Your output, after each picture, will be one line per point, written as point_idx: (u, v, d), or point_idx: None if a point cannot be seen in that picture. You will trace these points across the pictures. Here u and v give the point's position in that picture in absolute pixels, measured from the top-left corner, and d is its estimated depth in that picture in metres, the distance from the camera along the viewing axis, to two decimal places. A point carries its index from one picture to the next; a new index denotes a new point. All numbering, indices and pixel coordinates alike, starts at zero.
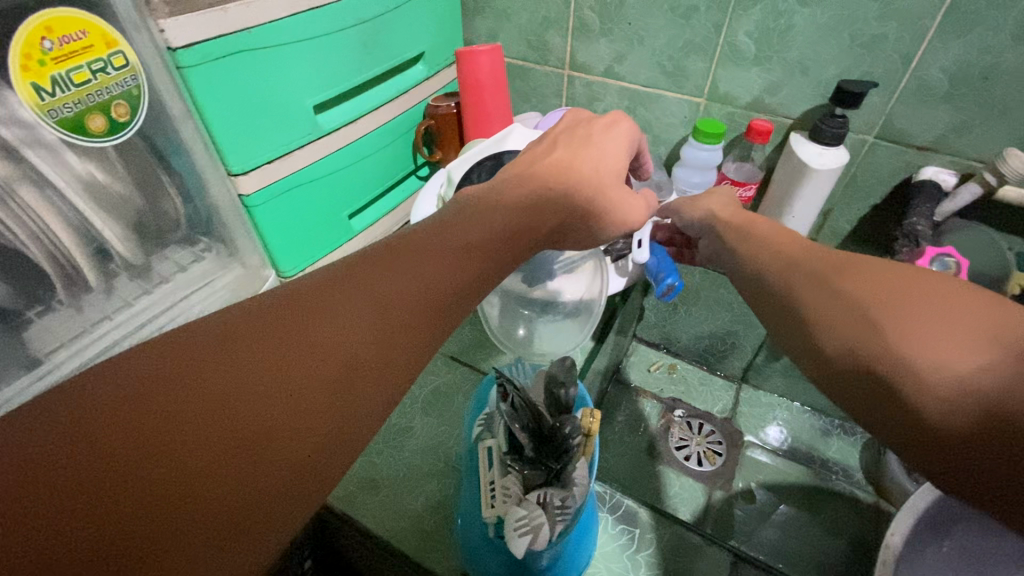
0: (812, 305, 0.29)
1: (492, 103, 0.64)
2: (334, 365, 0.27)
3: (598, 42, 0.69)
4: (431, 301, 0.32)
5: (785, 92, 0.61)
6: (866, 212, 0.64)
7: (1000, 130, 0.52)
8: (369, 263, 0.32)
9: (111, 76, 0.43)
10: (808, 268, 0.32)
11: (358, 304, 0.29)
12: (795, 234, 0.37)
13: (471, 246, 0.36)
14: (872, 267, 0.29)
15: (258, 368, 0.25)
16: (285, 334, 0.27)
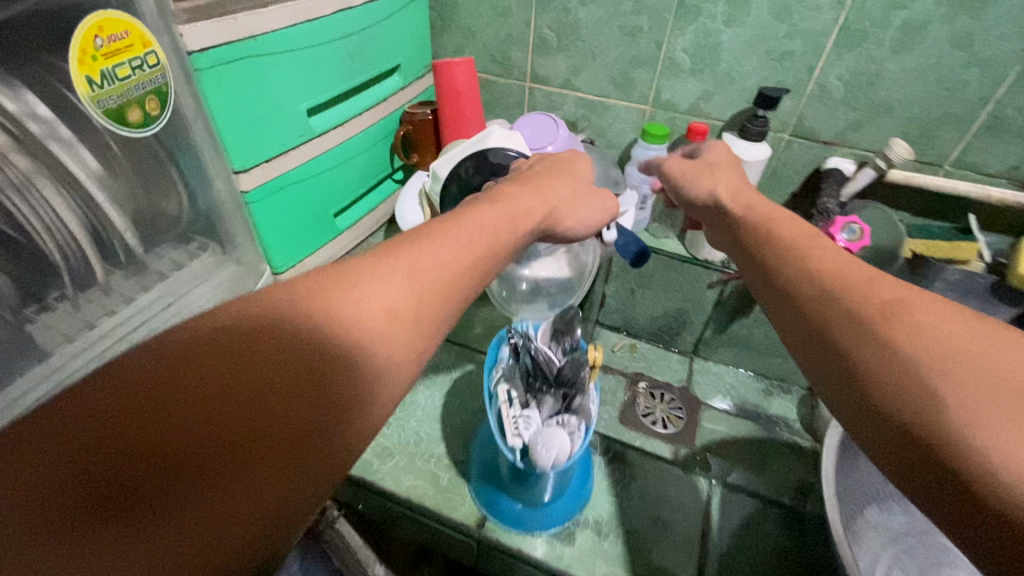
0: (874, 371, 0.29)
1: (468, 110, 0.71)
2: (369, 324, 0.29)
3: (556, 57, 0.77)
4: (451, 276, 0.35)
5: (717, 99, 0.72)
6: (787, 199, 0.76)
7: (885, 126, 0.66)
8: (394, 242, 0.35)
9: (146, 73, 0.45)
10: (858, 291, 0.33)
11: (384, 274, 0.32)
12: (830, 260, 0.37)
13: (478, 233, 0.38)
14: (941, 332, 0.29)
15: (302, 328, 0.28)
16: (325, 297, 0.29)
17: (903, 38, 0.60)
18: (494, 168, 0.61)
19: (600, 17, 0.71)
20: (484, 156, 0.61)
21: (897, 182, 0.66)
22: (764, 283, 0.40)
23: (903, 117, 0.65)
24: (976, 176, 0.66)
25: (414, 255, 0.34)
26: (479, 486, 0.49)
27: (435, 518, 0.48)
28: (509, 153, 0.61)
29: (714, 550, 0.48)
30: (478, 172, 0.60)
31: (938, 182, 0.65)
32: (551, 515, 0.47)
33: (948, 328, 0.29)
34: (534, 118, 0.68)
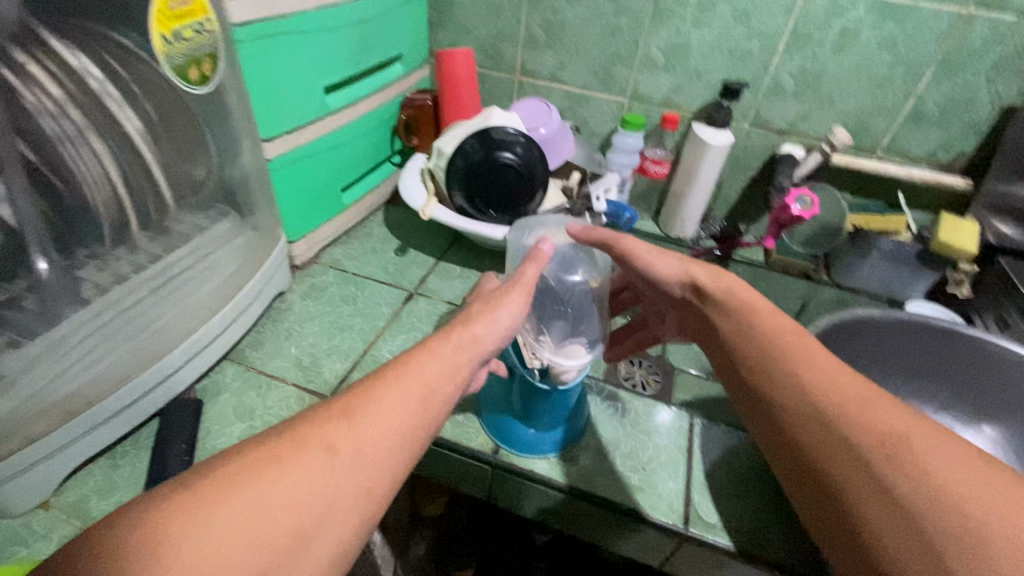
0: (898, 550, 0.30)
1: (467, 96, 0.78)
2: (298, 521, 0.30)
3: (543, 53, 0.85)
4: (394, 434, 0.35)
5: (687, 92, 0.81)
6: (747, 183, 0.86)
7: (828, 116, 0.77)
8: (339, 403, 0.35)
9: (204, 37, 0.49)
10: (851, 413, 0.35)
11: (312, 458, 0.32)
12: (833, 380, 0.37)
13: (420, 382, 0.38)
14: (945, 479, 0.30)
15: (220, 543, 0.27)
16: (252, 495, 0.29)
17: (843, 39, 0.71)
18: (494, 145, 0.68)
19: (585, 17, 0.80)
20: (487, 133, 0.68)
21: (839, 165, 0.77)
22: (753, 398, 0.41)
23: (842, 108, 0.76)
24: (902, 159, 0.77)
25: (356, 429, 0.34)
26: (489, 420, 0.56)
27: (456, 449, 0.54)
28: (511, 133, 0.68)
29: (698, 466, 0.56)
30: (483, 148, 0.67)
31: (872, 164, 0.76)
32: (550, 441, 0.54)
33: (959, 476, 0.30)
34: (528, 103, 0.76)
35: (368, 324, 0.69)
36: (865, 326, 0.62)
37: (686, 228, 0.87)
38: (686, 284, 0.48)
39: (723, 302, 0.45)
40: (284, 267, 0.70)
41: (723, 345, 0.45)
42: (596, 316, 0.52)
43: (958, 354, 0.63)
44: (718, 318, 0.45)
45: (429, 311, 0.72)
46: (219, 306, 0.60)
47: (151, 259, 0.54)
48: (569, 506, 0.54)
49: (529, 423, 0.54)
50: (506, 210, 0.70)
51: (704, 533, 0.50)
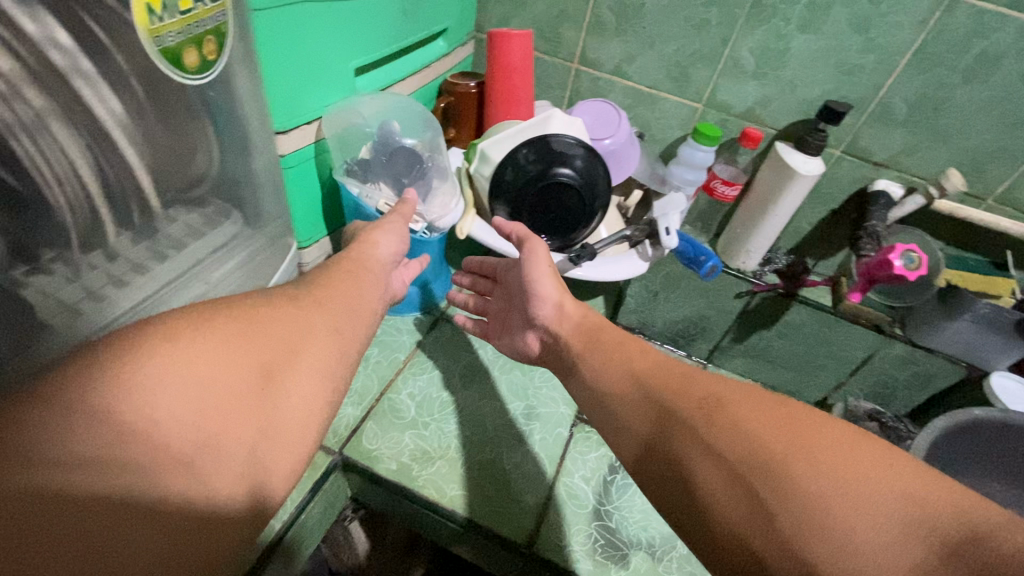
0: (742, 509, 0.30)
1: (520, 88, 0.66)
2: (284, 346, 0.32)
3: (611, 41, 0.72)
4: (361, 302, 0.40)
5: (774, 106, 0.69)
6: (824, 216, 0.75)
7: (940, 154, 0.65)
8: (314, 282, 0.40)
9: (207, 8, 0.37)
10: (666, 395, 0.38)
11: (295, 300, 0.36)
12: (654, 369, 0.40)
13: (362, 277, 0.43)
14: (752, 422, 0.33)
15: (234, 327, 0.31)
16: (261, 314, 0.33)
17: (982, 65, 0.58)
18: (552, 157, 0.57)
19: (667, 4, 0.67)
20: (546, 146, 0.56)
21: (941, 212, 0.66)
22: (583, 385, 0.44)
23: (959, 147, 0.64)
24: (1014, 213, 0.67)
25: (324, 297, 0.38)
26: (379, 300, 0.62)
27: (485, 530, 0.45)
28: (574, 151, 0.57)
29: None
30: (539, 162, 0.56)
31: (981, 216, 0.66)
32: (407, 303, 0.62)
33: (765, 417, 0.33)
34: (593, 104, 0.64)
35: (383, 355, 0.58)
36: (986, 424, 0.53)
37: (750, 259, 0.77)
38: (555, 308, 0.49)
39: (585, 320, 0.48)
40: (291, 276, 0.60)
41: (570, 356, 0.47)
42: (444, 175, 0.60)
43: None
44: (577, 352, 0.46)
45: (456, 341, 0.61)
46: None
47: (133, 271, 0.43)
48: None
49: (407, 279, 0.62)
50: (558, 234, 0.60)
51: None
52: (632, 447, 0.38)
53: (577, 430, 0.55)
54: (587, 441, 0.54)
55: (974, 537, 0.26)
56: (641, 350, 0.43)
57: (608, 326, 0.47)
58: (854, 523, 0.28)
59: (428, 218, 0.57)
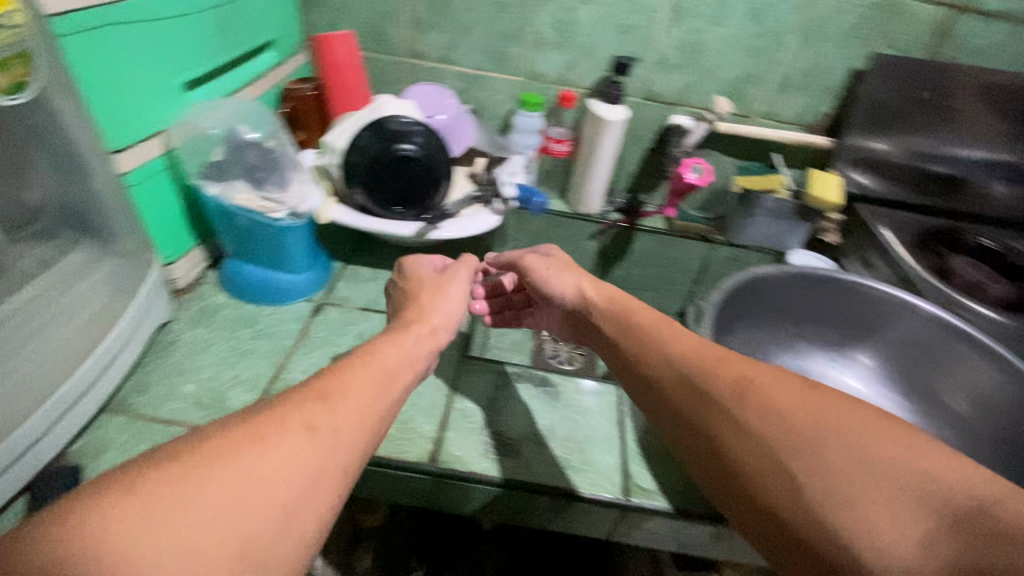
0: (768, 481, 0.32)
1: (353, 83, 0.72)
2: (284, 492, 0.30)
3: (431, 33, 0.81)
4: (375, 408, 0.37)
5: (580, 68, 0.81)
6: (645, 154, 0.89)
7: (711, 86, 0.81)
8: (323, 382, 0.36)
9: (7, 35, 0.38)
10: (699, 373, 0.39)
11: (293, 422, 0.32)
12: (694, 348, 0.41)
13: (382, 373, 0.40)
14: (784, 401, 0.35)
15: (232, 480, 0.28)
16: (255, 449, 0.30)
17: (719, 11, 0.74)
18: (389, 137, 0.63)
19: None
20: (382, 130, 0.63)
21: (724, 133, 0.81)
22: (630, 380, 0.44)
23: (722, 79, 0.80)
24: (775, 124, 0.84)
25: (333, 405, 0.35)
26: (262, 295, 0.64)
27: (390, 465, 0.51)
28: (410, 131, 0.64)
29: (631, 436, 0.57)
30: (380, 146, 0.63)
31: (752, 130, 0.82)
32: (296, 291, 0.65)
33: (796, 397, 0.35)
34: (421, 88, 0.71)
35: (270, 346, 0.60)
36: (772, 281, 0.64)
37: (591, 204, 0.89)
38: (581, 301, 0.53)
39: (620, 310, 0.49)
40: (162, 296, 0.59)
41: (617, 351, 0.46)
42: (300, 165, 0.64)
43: (855, 301, 0.66)
44: (602, 318, 0.50)
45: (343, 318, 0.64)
46: (87, 359, 0.49)
47: None
48: (512, 497, 0.52)
49: (281, 273, 0.64)
50: (411, 205, 0.66)
51: (644, 499, 0.51)
52: (665, 420, 0.40)
53: (463, 368, 0.62)
54: (473, 371, 0.62)
55: (980, 510, 0.27)
56: (675, 329, 0.44)
57: (638, 306, 0.48)
58: (870, 501, 0.29)
59: (289, 204, 0.60)
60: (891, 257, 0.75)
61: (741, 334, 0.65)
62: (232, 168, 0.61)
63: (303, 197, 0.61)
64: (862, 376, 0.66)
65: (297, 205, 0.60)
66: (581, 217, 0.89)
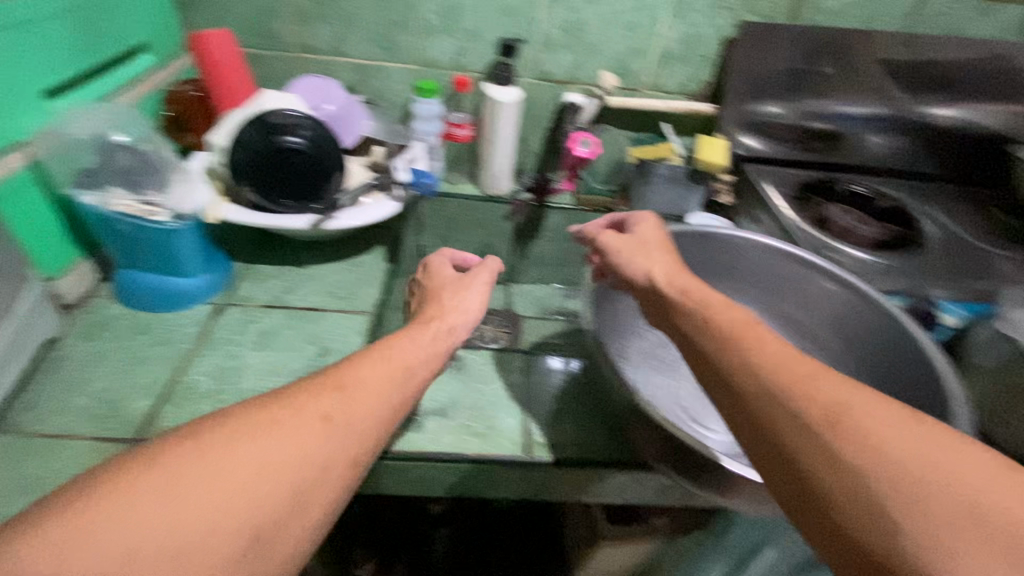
0: (856, 514, 0.30)
1: (236, 81, 0.72)
2: (297, 479, 0.34)
3: (318, 26, 0.80)
4: (385, 404, 0.41)
5: (470, 52, 0.83)
6: (546, 133, 0.91)
7: (598, 62, 0.84)
8: (336, 375, 0.40)
9: None
10: (790, 389, 0.35)
11: (308, 414, 0.36)
12: (779, 359, 0.37)
13: (395, 373, 0.43)
14: (879, 431, 0.32)
15: (247, 459, 0.33)
16: (270, 432, 0.34)
17: None
18: (274, 130, 0.63)
19: None
20: (263, 123, 0.63)
21: (615, 107, 0.85)
22: (717, 393, 0.39)
23: (607, 54, 0.83)
24: (662, 95, 0.88)
25: (346, 400, 0.39)
26: (156, 302, 0.64)
27: None
28: (292, 121, 0.64)
29: (533, 400, 0.61)
30: (263, 139, 0.63)
31: (640, 102, 0.85)
32: (193, 294, 0.65)
33: (893, 428, 0.32)
34: (306, 81, 0.72)
35: (170, 350, 0.60)
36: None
37: (499, 184, 0.91)
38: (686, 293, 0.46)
39: (704, 313, 0.43)
40: (43, 312, 0.57)
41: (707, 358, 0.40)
42: (183, 167, 0.63)
43: (727, 253, 0.70)
44: (681, 304, 0.46)
45: (244, 317, 0.64)
46: None
47: None
48: (420, 471, 0.54)
49: (175, 278, 0.64)
50: (306, 195, 0.66)
51: (542, 454, 0.55)
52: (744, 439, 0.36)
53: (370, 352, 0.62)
54: None
55: None
56: (763, 335, 0.39)
57: (718, 304, 0.44)
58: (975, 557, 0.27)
59: (171, 207, 0.60)
60: (774, 214, 0.81)
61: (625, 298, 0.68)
62: (108, 176, 0.60)
63: (187, 198, 0.61)
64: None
65: (181, 206, 0.60)
66: (490, 199, 0.91)
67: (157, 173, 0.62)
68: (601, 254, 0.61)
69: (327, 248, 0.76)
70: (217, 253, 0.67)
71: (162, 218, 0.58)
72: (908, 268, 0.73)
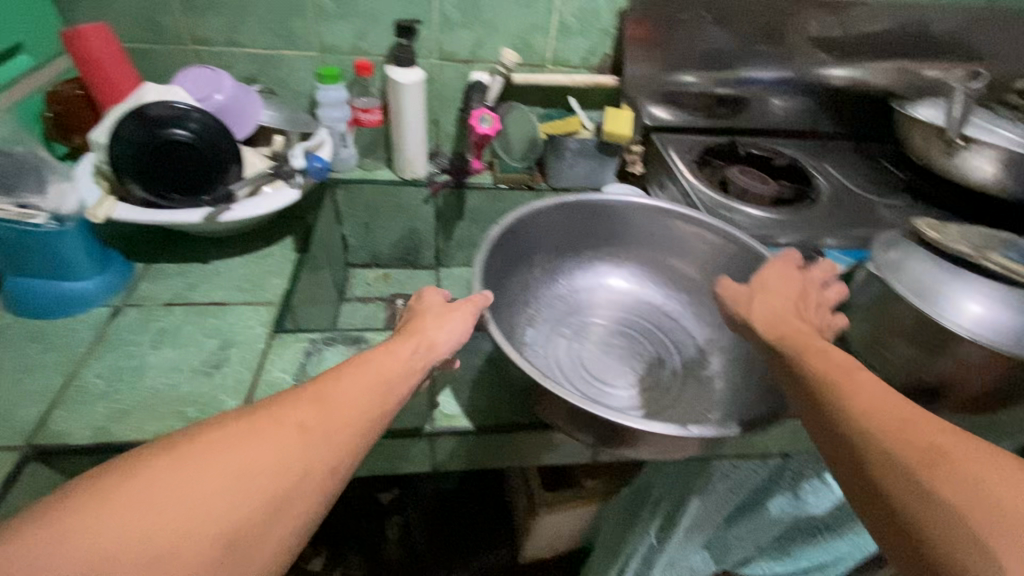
0: (954, 550, 0.32)
1: (120, 77, 0.69)
2: (269, 492, 0.34)
3: (208, 16, 0.78)
4: (366, 415, 0.40)
5: (370, 36, 0.82)
6: (457, 114, 0.92)
7: (500, 40, 0.85)
8: (313, 389, 0.40)
9: None
10: (902, 438, 0.37)
11: (283, 427, 0.37)
12: (882, 404, 0.39)
13: (373, 383, 0.42)
14: (983, 478, 0.34)
15: (213, 474, 0.33)
16: (239, 445, 0.35)
17: None
18: (158, 123, 0.62)
19: None
20: (144, 117, 0.62)
21: (521, 83, 0.86)
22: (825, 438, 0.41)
23: (508, 31, 0.84)
24: (567, 69, 0.90)
25: (322, 412, 0.38)
26: (47, 308, 0.61)
27: None
28: (177, 114, 0.63)
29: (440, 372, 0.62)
30: (145, 134, 0.62)
31: (545, 77, 0.87)
32: (88, 297, 0.63)
33: (996, 477, 0.34)
34: (193, 72, 0.70)
35: (63, 355, 0.58)
36: (535, 223, 0.67)
37: (416, 168, 0.90)
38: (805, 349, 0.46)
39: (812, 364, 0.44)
40: None
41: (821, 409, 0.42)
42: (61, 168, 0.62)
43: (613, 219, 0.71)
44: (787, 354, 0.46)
45: (143, 316, 0.63)
46: None
47: None
48: None
49: (66, 282, 0.61)
50: (197, 190, 0.65)
51: (446, 423, 0.57)
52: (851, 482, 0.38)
53: (275, 340, 0.62)
54: (285, 343, 0.61)
55: None
56: (873, 383, 0.41)
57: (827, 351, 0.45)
58: None
59: (50, 209, 0.58)
60: (675, 178, 0.83)
61: (520, 276, 0.68)
62: None
63: (65, 199, 0.60)
64: (629, 276, 0.74)
65: (59, 208, 0.59)
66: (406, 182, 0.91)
67: (33, 174, 0.60)
68: (490, 231, 0.61)
69: (234, 242, 0.75)
70: (109, 253, 0.66)
71: (40, 221, 0.57)
72: (801, 223, 0.76)
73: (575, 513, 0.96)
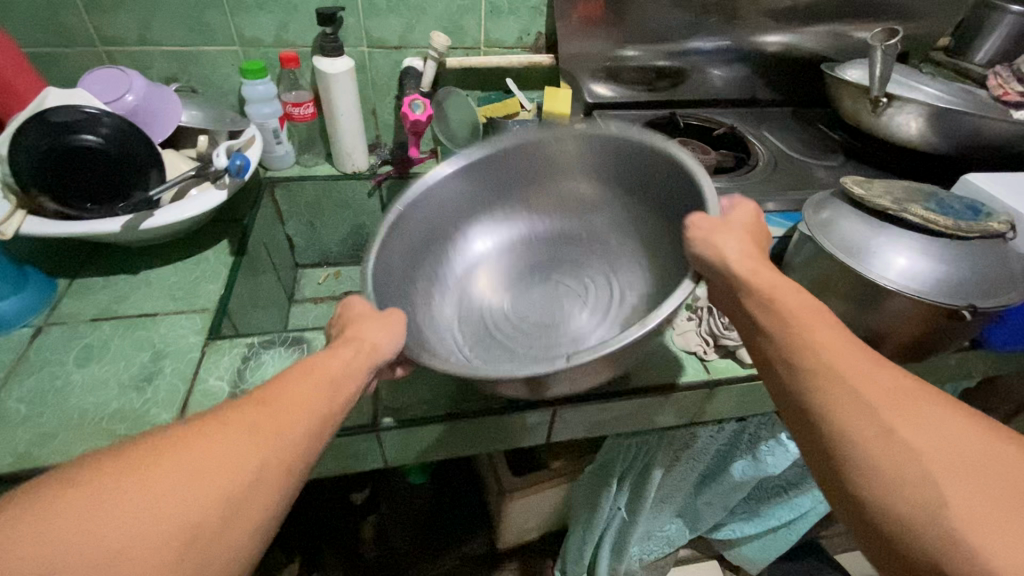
0: (907, 499, 0.33)
1: (19, 81, 0.65)
2: (219, 506, 0.32)
3: (116, 14, 0.74)
4: (318, 417, 0.37)
5: (293, 27, 0.79)
6: (394, 103, 0.90)
7: (429, 24, 0.83)
8: (259, 396, 0.37)
9: None
10: (868, 392, 0.36)
11: (227, 437, 0.34)
12: (844, 357, 0.38)
13: (322, 383, 0.39)
14: (936, 429, 0.35)
15: (151, 495, 0.30)
16: (180, 460, 0.32)
17: None
18: (61, 130, 0.58)
19: None
20: (45, 125, 0.58)
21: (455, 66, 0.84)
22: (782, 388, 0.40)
23: (436, 14, 0.82)
24: (501, 50, 0.88)
25: (271, 416, 0.35)
26: None
27: None
28: (82, 120, 0.59)
29: None
30: (48, 142, 0.58)
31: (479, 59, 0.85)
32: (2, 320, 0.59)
33: (949, 428, 0.35)
34: (97, 73, 0.67)
35: None
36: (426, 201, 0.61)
37: (357, 161, 0.88)
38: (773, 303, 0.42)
39: (779, 309, 0.41)
40: None
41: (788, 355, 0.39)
42: None
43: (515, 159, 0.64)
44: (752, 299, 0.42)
45: (69, 333, 0.60)
46: None
47: None
48: None
49: None
50: (113, 198, 0.62)
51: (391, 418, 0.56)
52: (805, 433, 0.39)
53: (210, 348, 0.59)
54: (220, 350, 0.59)
55: None
56: (833, 330, 0.40)
57: (793, 294, 0.42)
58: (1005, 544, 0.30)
59: None
60: None
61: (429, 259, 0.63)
62: None
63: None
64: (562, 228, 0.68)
65: None
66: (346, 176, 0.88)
67: None
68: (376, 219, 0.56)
69: (165, 250, 0.72)
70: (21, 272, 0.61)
71: None
72: (739, 189, 0.76)
73: (545, 493, 0.97)
